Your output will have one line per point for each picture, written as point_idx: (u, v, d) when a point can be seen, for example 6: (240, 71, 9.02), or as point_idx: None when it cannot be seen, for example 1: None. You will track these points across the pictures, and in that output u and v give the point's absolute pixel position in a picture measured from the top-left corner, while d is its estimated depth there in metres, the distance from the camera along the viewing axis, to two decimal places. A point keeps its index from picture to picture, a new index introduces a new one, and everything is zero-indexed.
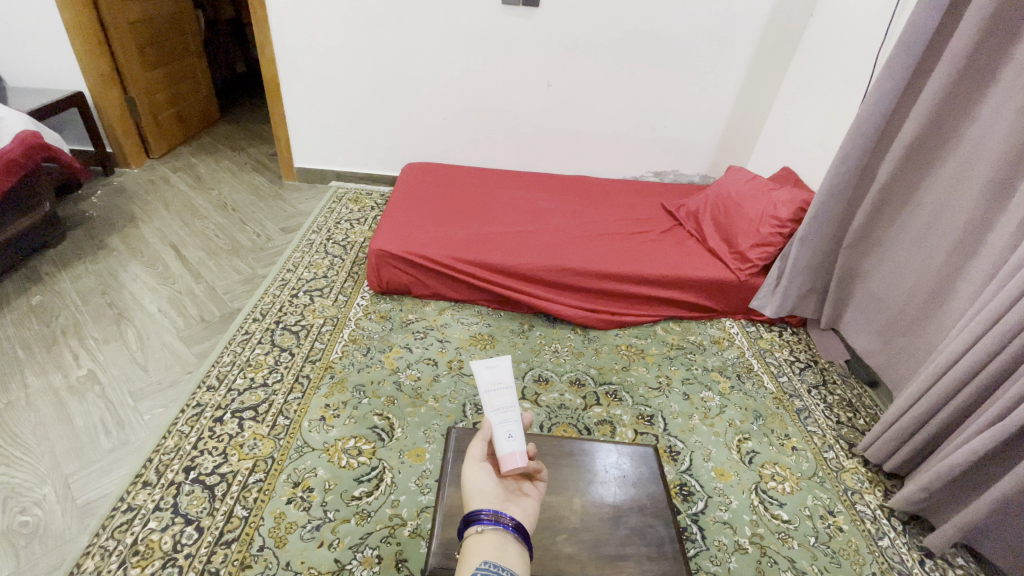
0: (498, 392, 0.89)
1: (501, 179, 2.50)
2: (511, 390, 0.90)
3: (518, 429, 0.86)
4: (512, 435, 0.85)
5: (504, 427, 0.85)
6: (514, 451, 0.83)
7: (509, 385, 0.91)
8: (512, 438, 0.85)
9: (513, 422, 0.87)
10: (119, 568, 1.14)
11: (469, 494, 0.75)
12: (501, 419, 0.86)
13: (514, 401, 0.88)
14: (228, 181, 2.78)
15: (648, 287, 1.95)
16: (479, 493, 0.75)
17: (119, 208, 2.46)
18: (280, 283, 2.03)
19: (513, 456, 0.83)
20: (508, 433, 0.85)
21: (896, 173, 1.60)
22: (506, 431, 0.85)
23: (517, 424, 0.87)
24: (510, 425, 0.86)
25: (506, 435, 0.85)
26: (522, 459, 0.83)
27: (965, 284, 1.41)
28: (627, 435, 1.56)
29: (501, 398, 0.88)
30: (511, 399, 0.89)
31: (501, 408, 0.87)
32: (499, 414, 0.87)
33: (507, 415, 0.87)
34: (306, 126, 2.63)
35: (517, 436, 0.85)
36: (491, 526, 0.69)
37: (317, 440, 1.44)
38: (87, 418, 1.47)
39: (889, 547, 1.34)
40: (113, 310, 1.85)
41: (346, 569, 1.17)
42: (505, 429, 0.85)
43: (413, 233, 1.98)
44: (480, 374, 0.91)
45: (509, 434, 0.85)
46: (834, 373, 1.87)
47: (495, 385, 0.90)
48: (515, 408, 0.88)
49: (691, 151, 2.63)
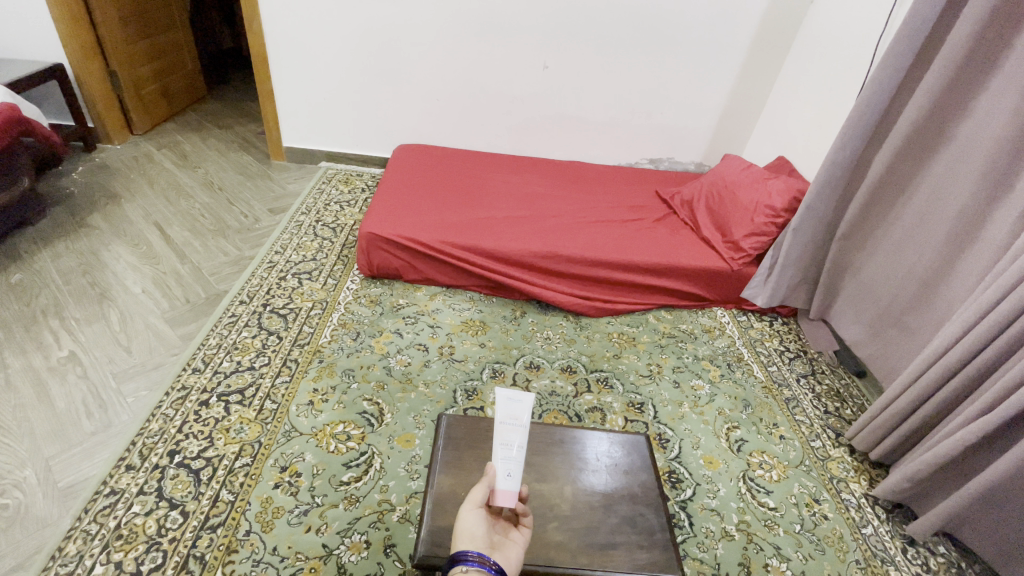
0: (509, 428, 0.84)
1: (494, 163, 2.46)
2: (523, 430, 0.84)
3: (518, 468, 0.82)
4: (510, 474, 0.81)
5: (504, 464, 0.82)
6: (508, 491, 0.80)
7: (524, 422, 0.85)
8: (510, 477, 0.81)
9: (515, 461, 0.82)
10: (102, 551, 1.12)
11: (457, 533, 0.75)
12: (503, 456, 0.82)
13: (522, 442, 0.83)
14: (215, 159, 2.71)
15: (641, 275, 1.94)
16: (468, 534, 0.75)
17: (101, 185, 2.40)
18: (268, 264, 1.99)
19: (504, 495, 0.80)
20: (505, 472, 0.81)
21: (892, 164, 1.59)
22: (505, 470, 0.81)
23: (517, 464, 0.82)
24: (510, 463, 0.82)
25: (505, 472, 0.82)
26: (513, 502, 0.80)
27: (957, 278, 1.42)
28: (617, 422, 1.56)
29: (511, 435, 0.84)
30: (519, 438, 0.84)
31: (507, 443, 0.83)
32: (503, 450, 0.82)
33: (511, 453, 0.83)
34: (296, 105, 2.57)
35: (514, 477, 0.81)
36: (476, 567, 0.69)
37: (305, 424, 1.43)
38: (69, 399, 1.44)
39: (872, 535, 1.36)
40: (96, 290, 1.81)
41: (333, 554, 1.17)
42: (505, 467, 0.82)
43: (405, 216, 1.95)
44: (499, 403, 0.85)
45: (507, 472, 0.81)
46: (823, 363, 1.88)
47: (508, 420, 0.84)
48: (521, 448, 0.83)
49: (687, 138, 2.61)
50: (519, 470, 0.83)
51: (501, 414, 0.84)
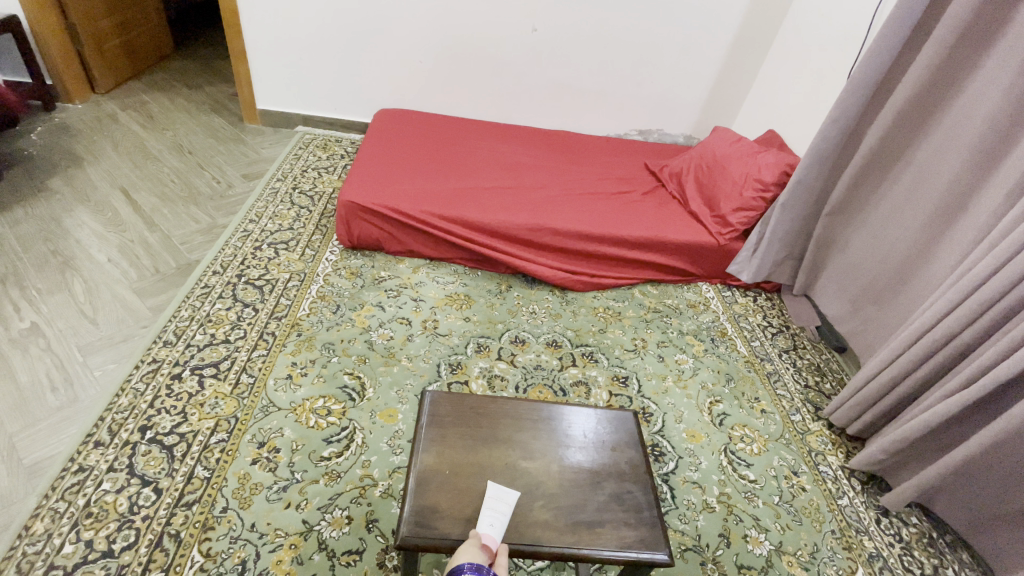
0: (496, 500, 0.87)
1: (479, 130, 2.37)
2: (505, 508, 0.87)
3: (501, 522, 0.85)
4: (492, 523, 0.84)
5: (488, 516, 0.85)
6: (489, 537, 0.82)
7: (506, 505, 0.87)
8: (491, 527, 0.83)
9: (498, 517, 0.85)
10: (71, 530, 1.09)
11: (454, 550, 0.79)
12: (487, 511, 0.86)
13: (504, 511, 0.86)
14: (184, 121, 2.57)
15: (629, 248, 1.91)
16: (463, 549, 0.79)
17: (62, 147, 2.25)
18: (242, 233, 1.91)
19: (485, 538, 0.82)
20: (489, 522, 0.84)
21: (884, 140, 1.56)
22: (488, 520, 0.84)
23: (500, 519, 0.85)
24: (493, 515, 0.85)
25: (489, 522, 0.84)
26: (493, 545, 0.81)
27: (941, 255, 1.42)
28: (601, 397, 1.56)
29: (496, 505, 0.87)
30: (504, 508, 0.87)
31: (492, 507, 0.86)
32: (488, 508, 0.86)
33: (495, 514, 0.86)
34: (270, 65, 2.43)
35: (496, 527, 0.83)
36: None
37: (284, 399, 1.39)
38: (32, 373, 1.37)
39: (848, 506, 1.39)
40: (57, 259, 1.71)
41: (314, 529, 1.15)
42: (488, 518, 0.85)
43: (385, 185, 1.87)
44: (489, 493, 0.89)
45: (490, 522, 0.84)
46: (805, 338, 1.90)
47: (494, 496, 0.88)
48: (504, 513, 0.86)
49: (677, 109, 2.55)
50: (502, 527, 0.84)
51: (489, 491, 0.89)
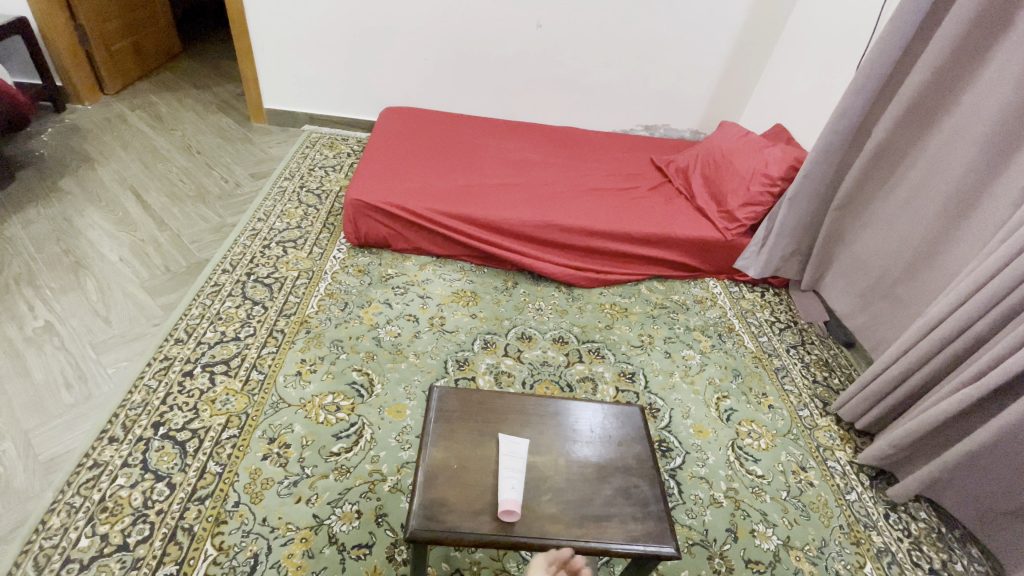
0: (510, 457, 0.92)
1: (484, 127, 2.38)
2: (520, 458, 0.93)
3: (520, 482, 0.89)
4: (512, 486, 0.88)
5: (507, 479, 0.89)
6: (511, 500, 0.86)
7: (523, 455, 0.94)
8: (513, 489, 0.87)
9: (516, 477, 0.89)
10: (87, 524, 1.10)
11: None
12: (505, 473, 0.90)
13: (521, 467, 0.91)
14: (192, 121, 2.59)
15: (634, 244, 1.91)
16: None
17: (73, 147, 2.28)
18: (251, 232, 1.93)
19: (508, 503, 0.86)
20: (510, 485, 0.88)
21: (892, 133, 1.55)
22: (509, 483, 0.88)
23: (519, 479, 0.89)
24: (512, 477, 0.89)
25: (509, 485, 0.88)
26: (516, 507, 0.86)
27: (952, 249, 1.41)
28: (608, 392, 1.57)
29: (511, 462, 0.92)
30: (519, 466, 0.91)
31: (509, 466, 0.91)
32: (505, 469, 0.90)
33: (512, 470, 0.90)
34: (276, 65, 2.44)
35: (518, 488, 0.87)
36: None
37: (293, 395, 1.40)
38: (47, 370, 1.40)
39: (856, 501, 1.39)
40: (70, 258, 1.74)
41: (324, 524, 1.16)
42: (508, 481, 0.88)
43: (391, 183, 1.88)
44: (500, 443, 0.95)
45: (511, 485, 0.88)
46: (813, 333, 1.89)
47: (508, 453, 0.93)
48: (521, 470, 0.91)
49: (683, 104, 2.54)
50: (522, 485, 0.89)
51: (501, 446, 0.94)
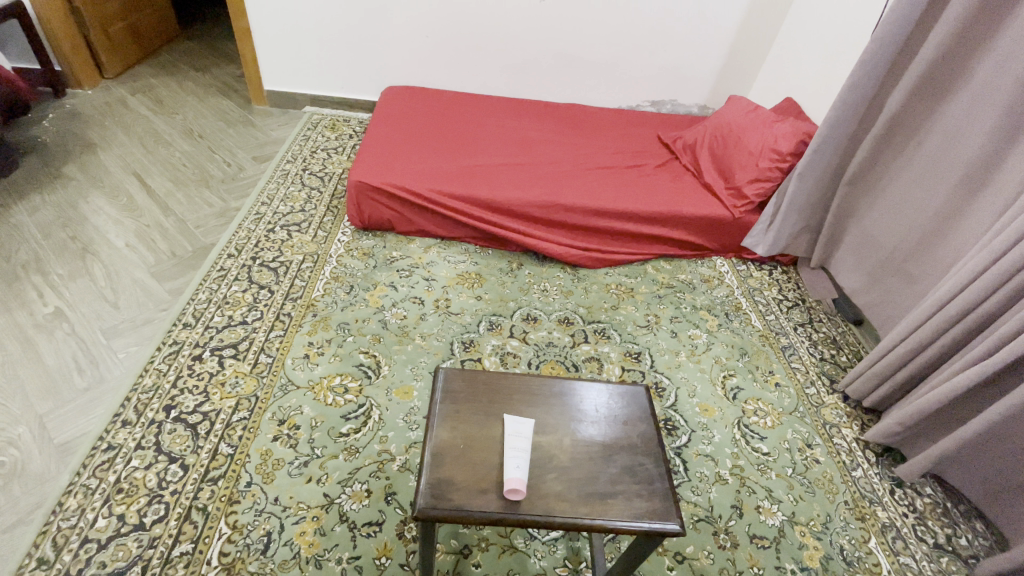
0: (515, 437, 0.93)
1: (487, 106, 2.34)
2: (525, 438, 0.93)
3: (525, 461, 0.90)
4: (518, 466, 0.89)
5: (512, 458, 0.89)
6: (516, 479, 0.87)
7: (528, 436, 0.94)
8: (518, 468, 0.88)
9: (521, 456, 0.90)
10: (103, 505, 1.13)
11: None
12: (510, 452, 0.90)
13: (526, 447, 0.92)
14: (193, 105, 2.57)
15: (640, 224, 1.89)
16: None
17: (75, 133, 2.28)
18: (255, 216, 1.92)
19: (513, 482, 0.87)
20: (515, 464, 0.89)
21: (906, 105, 1.51)
22: (514, 463, 0.89)
23: (524, 459, 0.90)
24: (517, 456, 0.90)
25: (514, 465, 0.89)
26: (521, 486, 0.86)
27: (966, 224, 1.39)
28: (614, 372, 1.57)
29: (516, 442, 0.93)
30: (524, 446, 0.92)
31: (514, 446, 0.92)
32: (510, 449, 0.91)
33: (516, 450, 0.91)
34: (275, 45, 2.40)
35: (523, 467, 0.88)
36: None
37: (302, 377, 1.42)
38: (59, 356, 1.42)
39: (862, 477, 1.40)
40: (77, 245, 1.75)
41: (335, 502, 1.19)
42: (513, 461, 0.89)
43: (394, 164, 1.86)
44: (505, 424, 0.96)
45: (516, 464, 0.89)
46: (821, 311, 1.87)
47: (513, 433, 0.94)
48: (526, 450, 0.92)
49: (690, 79, 2.48)
50: (527, 464, 0.90)
51: (506, 426, 0.95)
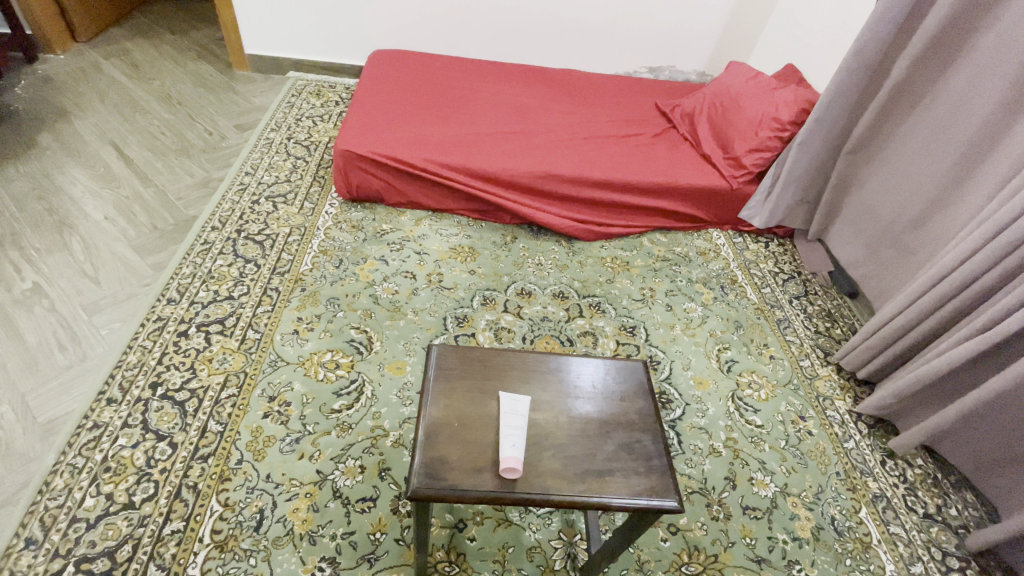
0: (511, 415, 0.91)
1: (479, 71, 2.25)
2: (521, 415, 0.91)
3: (521, 439, 0.88)
4: (514, 444, 0.87)
5: (508, 437, 0.88)
6: (512, 457, 0.85)
7: (524, 413, 0.92)
8: (515, 447, 0.87)
9: (517, 434, 0.89)
10: (91, 484, 1.11)
11: None
12: (506, 431, 0.88)
13: (522, 425, 0.90)
14: (170, 70, 2.45)
15: (637, 195, 1.85)
16: None
17: (46, 100, 2.17)
18: (239, 187, 1.86)
19: (510, 461, 0.85)
20: (511, 442, 0.87)
21: (912, 72, 1.46)
22: (510, 441, 0.87)
23: (521, 437, 0.88)
24: (513, 435, 0.88)
25: (510, 443, 0.87)
26: (519, 464, 0.85)
27: (967, 196, 1.36)
28: (608, 346, 1.56)
29: (513, 420, 0.90)
30: (520, 424, 0.90)
31: (510, 424, 0.90)
32: (506, 428, 0.89)
33: (513, 428, 0.89)
34: (255, 6, 2.28)
35: (519, 446, 0.87)
36: None
37: (291, 353, 1.39)
38: (39, 333, 1.37)
39: (854, 449, 1.41)
40: (54, 217, 1.68)
41: (328, 479, 1.18)
42: (509, 439, 0.87)
43: (382, 132, 1.80)
44: (501, 401, 0.94)
45: (512, 442, 0.87)
46: (816, 284, 1.85)
47: (509, 410, 0.92)
48: (522, 427, 0.90)
49: (689, 44, 2.40)
50: (523, 442, 0.88)
51: (502, 404, 0.92)
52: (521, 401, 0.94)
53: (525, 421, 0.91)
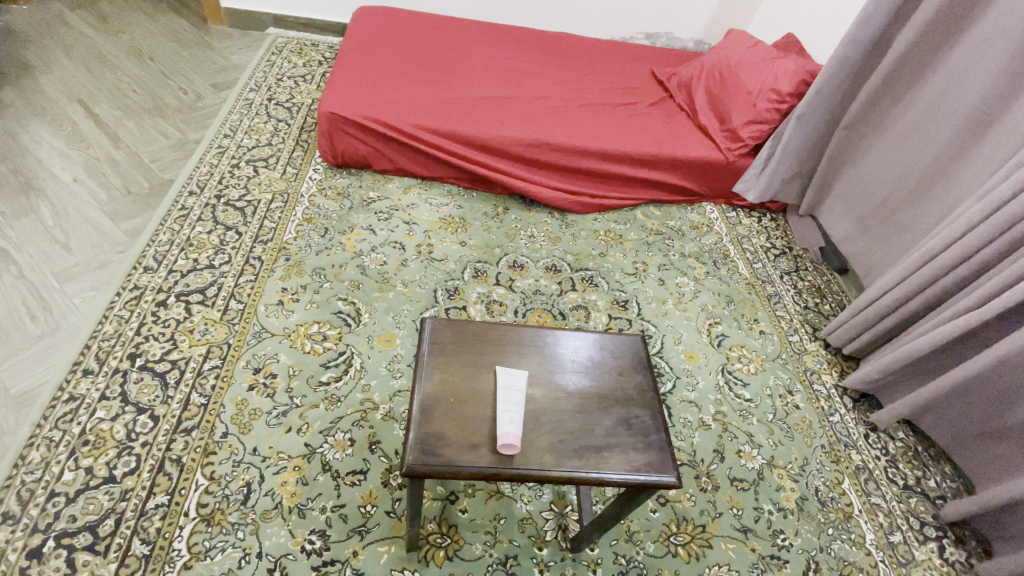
0: (508, 390, 0.89)
1: (470, 32, 2.15)
2: (519, 391, 0.90)
3: (518, 415, 0.87)
4: (512, 420, 0.85)
5: (506, 412, 0.86)
6: (510, 434, 0.84)
7: (521, 388, 0.91)
8: (512, 423, 0.85)
9: (515, 410, 0.87)
10: (69, 458, 1.08)
11: None
12: (504, 406, 0.87)
13: (519, 400, 0.88)
14: (141, 23, 2.30)
15: (632, 167, 1.81)
16: None
17: (6, 52, 2.02)
18: (217, 150, 1.77)
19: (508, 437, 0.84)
20: (509, 418, 0.85)
21: (915, 45, 1.42)
22: (508, 417, 0.85)
23: (518, 412, 0.87)
24: (511, 411, 0.86)
25: (508, 419, 0.85)
26: (518, 441, 0.84)
27: (962, 174, 1.35)
28: (601, 320, 1.54)
29: (510, 396, 0.89)
30: (518, 399, 0.89)
31: (507, 400, 0.88)
32: (504, 403, 0.87)
33: (510, 404, 0.87)
34: None
35: (518, 422, 0.85)
36: None
37: (277, 325, 1.35)
38: (7, 301, 1.31)
39: (838, 422, 1.43)
40: (19, 179, 1.58)
41: (317, 452, 1.16)
42: (507, 415, 0.86)
43: (369, 94, 1.71)
44: (498, 376, 0.92)
45: (510, 418, 0.85)
46: (807, 260, 1.85)
47: (507, 386, 0.90)
48: (520, 403, 0.88)
49: (688, 10, 2.32)
50: (521, 419, 0.87)
51: (499, 379, 0.91)
52: (517, 375, 0.92)
53: (522, 397, 0.89)
